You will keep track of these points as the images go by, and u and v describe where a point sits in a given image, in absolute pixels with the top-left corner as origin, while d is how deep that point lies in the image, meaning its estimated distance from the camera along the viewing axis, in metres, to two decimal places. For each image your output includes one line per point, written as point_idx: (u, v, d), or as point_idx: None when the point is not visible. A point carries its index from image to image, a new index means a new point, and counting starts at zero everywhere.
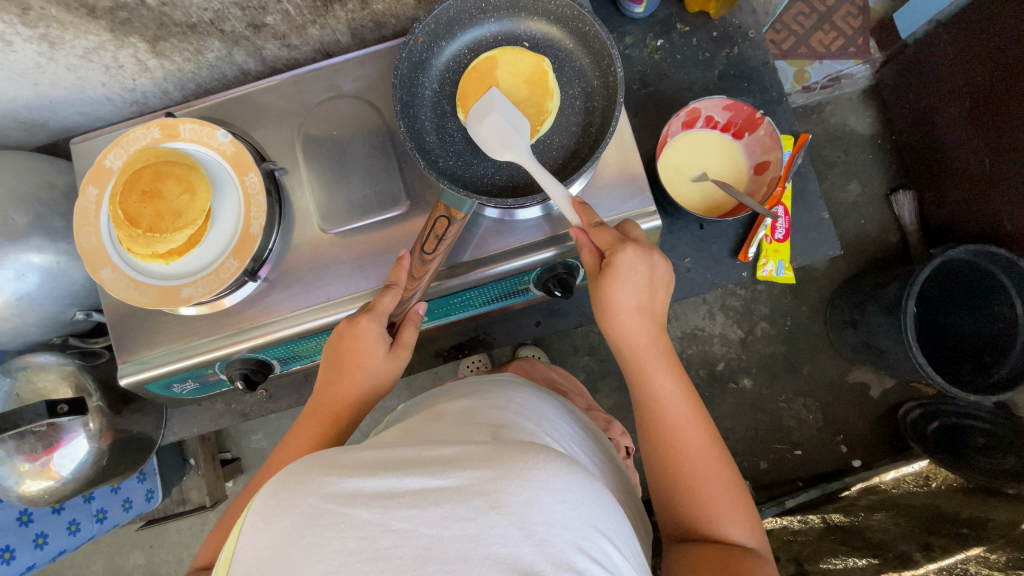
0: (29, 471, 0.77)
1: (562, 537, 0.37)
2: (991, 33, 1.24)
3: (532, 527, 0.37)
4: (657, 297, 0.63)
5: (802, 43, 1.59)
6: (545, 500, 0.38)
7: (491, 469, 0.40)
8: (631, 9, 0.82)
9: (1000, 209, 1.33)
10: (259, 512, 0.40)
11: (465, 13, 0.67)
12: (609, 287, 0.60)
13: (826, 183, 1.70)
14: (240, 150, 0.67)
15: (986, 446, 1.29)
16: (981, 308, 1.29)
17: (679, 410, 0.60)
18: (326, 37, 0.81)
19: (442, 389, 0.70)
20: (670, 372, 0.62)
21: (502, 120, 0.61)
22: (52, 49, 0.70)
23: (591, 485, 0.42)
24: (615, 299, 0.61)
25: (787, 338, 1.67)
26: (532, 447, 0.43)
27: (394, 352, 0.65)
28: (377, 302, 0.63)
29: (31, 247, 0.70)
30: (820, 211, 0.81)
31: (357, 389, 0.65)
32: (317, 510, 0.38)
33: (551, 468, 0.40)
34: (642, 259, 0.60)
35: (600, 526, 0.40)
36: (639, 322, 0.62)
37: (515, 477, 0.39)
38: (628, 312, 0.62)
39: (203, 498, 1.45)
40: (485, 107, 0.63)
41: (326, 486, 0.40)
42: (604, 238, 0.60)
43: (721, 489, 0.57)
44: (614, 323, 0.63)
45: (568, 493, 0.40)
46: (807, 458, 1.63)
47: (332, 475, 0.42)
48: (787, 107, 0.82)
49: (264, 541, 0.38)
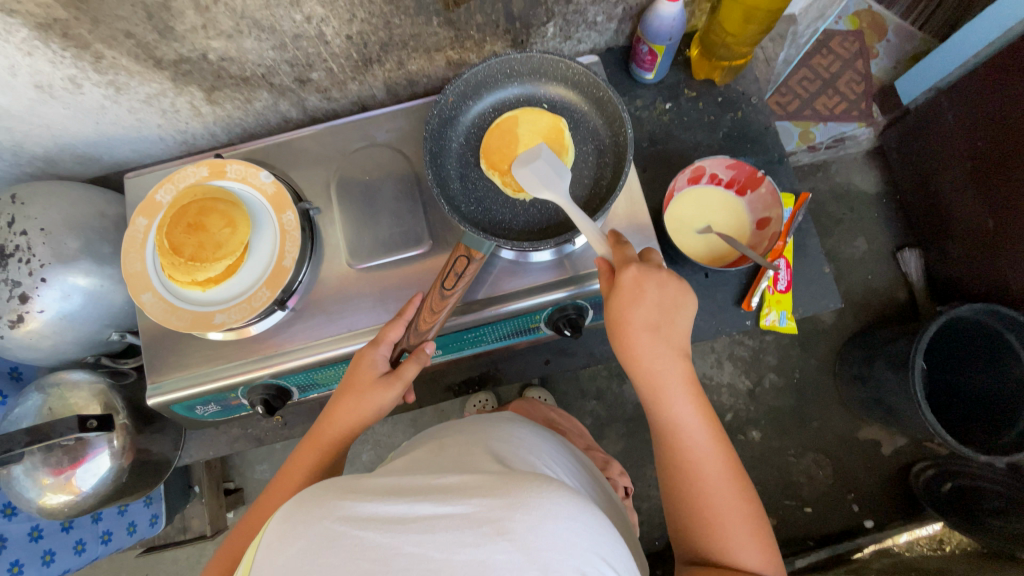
0: (51, 485, 0.78)
1: (566, 562, 0.39)
2: (987, 103, 1.30)
3: (537, 553, 0.39)
4: (674, 321, 0.63)
5: (807, 106, 1.67)
6: (550, 527, 0.40)
7: (498, 498, 0.43)
8: (641, 75, 0.88)
9: (1005, 270, 1.35)
10: (276, 533, 0.43)
11: (491, 77, 0.74)
12: (623, 310, 0.61)
13: (833, 238, 1.74)
14: (280, 190, 0.74)
15: (1000, 510, 1.24)
16: (990, 367, 1.28)
17: (697, 439, 0.61)
18: (363, 92, 0.89)
19: (437, 436, 0.66)
20: (690, 400, 0.62)
21: (547, 166, 0.66)
22: (118, 93, 0.78)
23: (593, 513, 0.44)
24: (627, 321, 0.61)
25: (795, 391, 1.67)
26: (536, 477, 0.46)
27: (388, 381, 0.65)
28: (381, 333, 0.68)
29: (79, 270, 0.76)
30: (820, 265, 0.85)
31: (352, 419, 0.67)
32: (332, 532, 0.41)
33: (555, 496, 0.43)
34: (648, 280, 0.61)
35: (602, 552, 0.42)
36: (658, 346, 0.62)
37: (521, 505, 0.42)
38: (645, 334, 0.62)
39: (204, 528, 1.45)
40: (532, 153, 0.67)
41: (341, 510, 0.43)
42: (622, 255, 0.63)
43: (736, 516, 0.58)
44: (631, 347, 0.62)
45: (571, 520, 0.42)
46: (818, 515, 1.60)
47: (345, 500, 0.44)
48: (787, 167, 0.88)
49: (281, 560, 0.40)
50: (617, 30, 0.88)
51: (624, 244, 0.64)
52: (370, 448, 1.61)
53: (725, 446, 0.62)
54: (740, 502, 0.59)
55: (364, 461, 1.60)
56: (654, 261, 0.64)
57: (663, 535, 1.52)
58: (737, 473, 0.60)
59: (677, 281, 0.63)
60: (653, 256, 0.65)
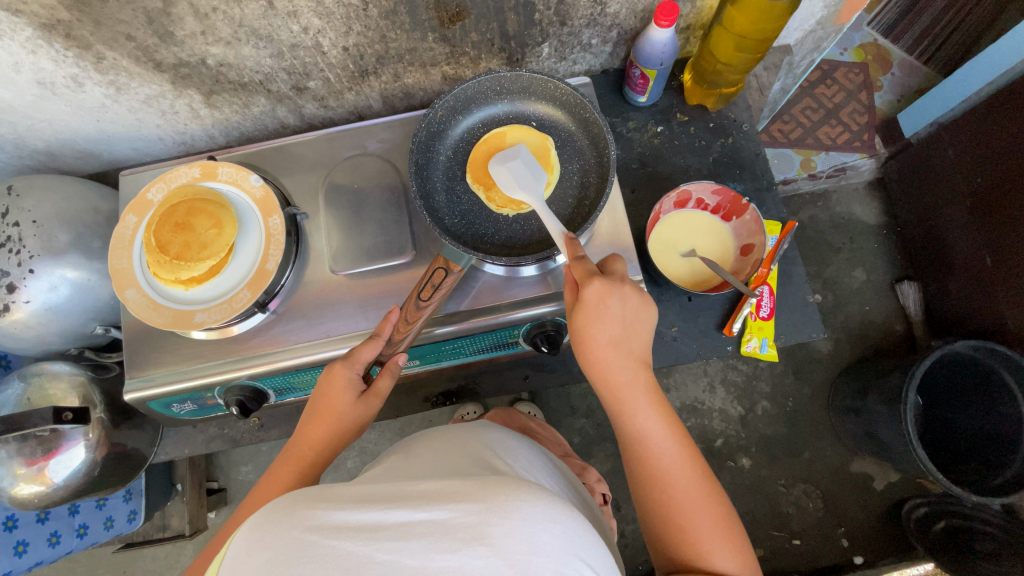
0: (24, 475, 0.79)
1: (545, 565, 0.39)
2: (988, 140, 1.30)
3: (515, 557, 0.39)
4: (636, 332, 0.64)
5: (809, 135, 1.68)
6: (527, 531, 0.41)
7: (475, 503, 0.43)
8: (634, 97, 0.89)
9: (1003, 308, 1.33)
10: (243, 545, 0.42)
11: (481, 93, 0.76)
12: (585, 324, 0.62)
13: (831, 268, 1.73)
14: (269, 195, 0.75)
15: (993, 553, 1.23)
16: (985, 405, 1.26)
17: (661, 443, 0.61)
18: (360, 102, 0.90)
19: (412, 442, 0.68)
20: (653, 404, 0.63)
21: (524, 168, 0.69)
22: (118, 93, 0.80)
23: (571, 516, 0.45)
24: (590, 335, 0.62)
25: (787, 420, 1.65)
26: (512, 482, 0.46)
27: (366, 399, 0.66)
28: (356, 352, 0.66)
29: (67, 263, 0.77)
30: (805, 294, 0.85)
31: (325, 437, 0.67)
32: (302, 542, 0.41)
33: (532, 500, 0.43)
34: (611, 296, 0.61)
35: (579, 553, 0.42)
36: (619, 357, 0.63)
37: (498, 509, 0.42)
38: (607, 347, 0.63)
39: (183, 526, 1.44)
40: (512, 152, 0.72)
41: (312, 519, 0.43)
42: (581, 270, 0.63)
43: (706, 519, 0.58)
44: (593, 359, 0.63)
45: (549, 522, 0.42)
46: (805, 548, 1.57)
47: (316, 509, 0.44)
48: (775, 195, 0.88)
49: (248, 571, 0.40)
50: (612, 52, 0.89)
51: (581, 258, 0.63)
52: (355, 455, 1.61)
53: (691, 450, 0.62)
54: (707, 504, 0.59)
55: (348, 468, 1.60)
56: (617, 274, 0.64)
57: (646, 560, 1.50)
58: (704, 475, 0.61)
59: (638, 294, 0.64)
60: (618, 264, 0.66)
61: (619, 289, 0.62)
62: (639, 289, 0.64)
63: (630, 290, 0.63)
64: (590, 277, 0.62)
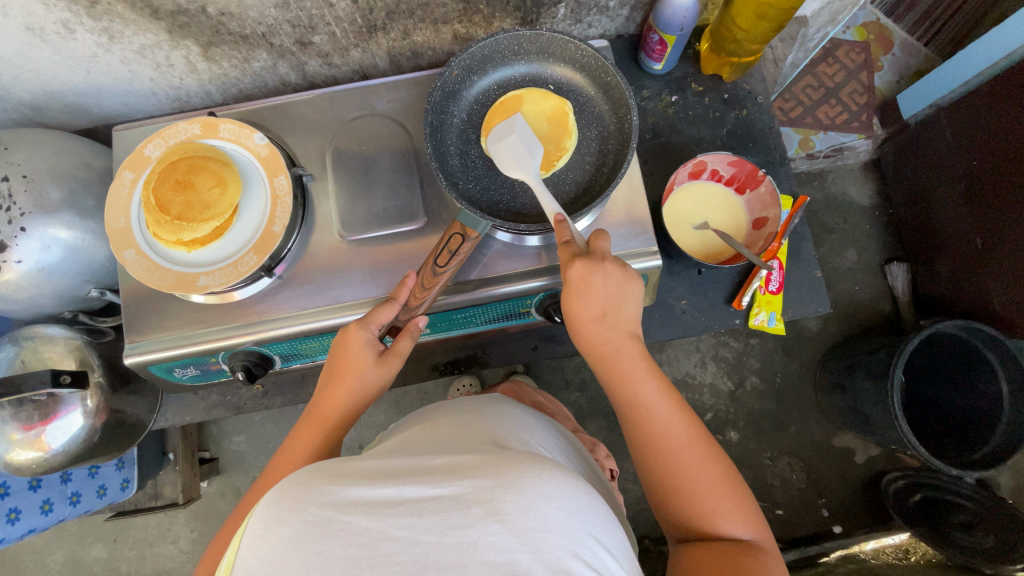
0: (20, 440, 0.77)
1: (558, 543, 0.39)
2: (987, 124, 1.30)
3: (528, 534, 0.39)
4: (623, 309, 0.64)
5: (808, 114, 1.68)
6: (542, 508, 0.40)
7: (490, 479, 0.42)
8: (650, 65, 0.87)
9: (991, 290, 1.36)
10: (260, 520, 0.42)
11: (498, 53, 0.73)
12: (572, 304, 0.63)
13: (824, 247, 1.75)
14: (274, 154, 0.72)
15: (966, 524, 1.30)
16: (968, 383, 1.30)
17: (658, 412, 0.62)
18: (365, 61, 0.87)
19: (429, 411, 0.67)
20: (649, 377, 0.63)
21: (520, 142, 0.66)
22: (110, 41, 0.75)
23: (585, 492, 0.44)
24: (577, 315, 0.63)
25: (775, 395, 1.69)
26: (527, 457, 0.45)
27: (385, 360, 0.65)
28: (371, 312, 0.65)
29: (60, 222, 0.73)
30: (813, 268, 0.85)
31: (346, 398, 0.65)
32: (317, 518, 0.40)
33: (546, 477, 0.43)
34: (593, 274, 0.61)
35: (594, 532, 0.42)
36: (609, 333, 0.64)
37: (513, 485, 0.42)
38: (594, 325, 0.63)
39: (176, 495, 1.43)
40: (508, 128, 0.68)
41: (327, 495, 0.42)
42: (565, 252, 0.62)
43: (710, 487, 0.58)
44: (585, 338, 0.65)
45: (563, 500, 0.42)
46: (787, 518, 1.62)
47: (331, 485, 0.43)
48: (787, 169, 0.88)
49: (266, 548, 0.39)
50: (629, 17, 0.87)
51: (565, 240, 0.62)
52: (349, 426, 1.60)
53: (689, 415, 0.63)
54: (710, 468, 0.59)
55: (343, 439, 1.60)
56: (599, 250, 0.63)
57: (637, 528, 1.53)
58: (704, 439, 0.61)
59: (622, 266, 0.63)
60: (601, 242, 0.64)
61: (599, 266, 0.61)
62: (624, 264, 0.64)
63: (611, 265, 0.62)
64: (572, 257, 0.61)
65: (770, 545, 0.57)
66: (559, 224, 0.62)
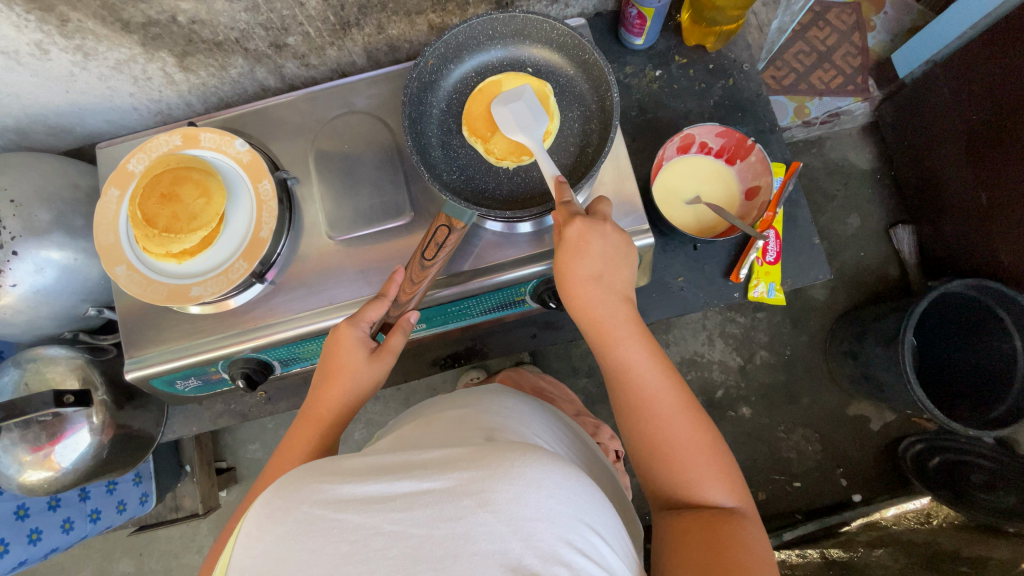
0: (30, 461, 0.79)
1: (550, 531, 0.39)
2: (989, 74, 1.26)
3: (520, 522, 0.39)
4: (617, 270, 0.63)
5: (802, 80, 1.64)
6: (532, 497, 0.40)
7: (481, 470, 0.42)
8: (631, 40, 0.86)
9: (998, 245, 1.34)
10: (253, 521, 0.42)
11: (474, 39, 0.72)
12: (568, 263, 0.62)
13: (826, 215, 1.72)
14: (256, 159, 0.71)
15: (987, 483, 1.27)
16: (979, 342, 1.28)
17: (646, 376, 0.61)
18: (343, 59, 0.86)
19: (426, 405, 0.67)
20: (639, 339, 0.63)
21: (524, 107, 0.67)
22: (86, 59, 0.75)
23: (578, 480, 0.44)
24: (573, 273, 0.62)
25: (785, 367, 1.67)
26: (519, 446, 0.45)
27: (378, 356, 0.65)
28: (360, 311, 0.65)
29: (51, 244, 0.74)
30: (810, 236, 0.84)
31: (340, 397, 0.65)
32: (309, 516, 0.40)
33: (538, 465, 0.42)
34: (593, 232, 0.61)
35: (587, 519, 0.42)
36: (601, 293, 0.63)
37: (503, 476, 0.41)
38: (589, 285, 0.62)
39: (196, 506, 1.45)
40: (515, 93, 0.68)
41: (319, 494, 0.42)
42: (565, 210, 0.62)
43: (695, 454, 0.58)
44: (578, 299, 0.63)
45: (555, 488, 0.41)
46: (805, 489, 1.61)
47: (322, 484, 0.43)
48: (779, 137, 0.86)
49: (258, 548, 0.39)
50: None
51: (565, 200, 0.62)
52: (362, 427, 1.62)
53: (676, 379, 0.62)
54: (695, 433, 0.59)
55: (356, 440, 1.61)
56: (600, 213, 0.64)
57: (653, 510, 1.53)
58: (690, 404, 0.60)
59: (620, 232, 0.64)
60: (602, 207, 0.65)
61: (599, 226, 0.62)
62: (621, 229, 0.64)
63: (609, 226, 0.62)
64: (571, 216, 0.61)
65: (751, 512, 0.57)
66: (559, 185, 0.62)
